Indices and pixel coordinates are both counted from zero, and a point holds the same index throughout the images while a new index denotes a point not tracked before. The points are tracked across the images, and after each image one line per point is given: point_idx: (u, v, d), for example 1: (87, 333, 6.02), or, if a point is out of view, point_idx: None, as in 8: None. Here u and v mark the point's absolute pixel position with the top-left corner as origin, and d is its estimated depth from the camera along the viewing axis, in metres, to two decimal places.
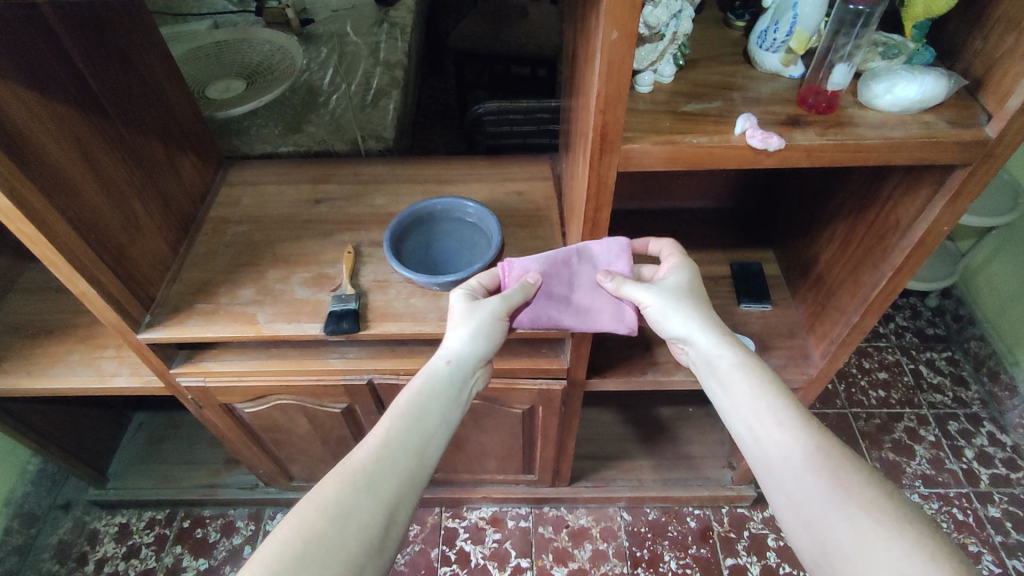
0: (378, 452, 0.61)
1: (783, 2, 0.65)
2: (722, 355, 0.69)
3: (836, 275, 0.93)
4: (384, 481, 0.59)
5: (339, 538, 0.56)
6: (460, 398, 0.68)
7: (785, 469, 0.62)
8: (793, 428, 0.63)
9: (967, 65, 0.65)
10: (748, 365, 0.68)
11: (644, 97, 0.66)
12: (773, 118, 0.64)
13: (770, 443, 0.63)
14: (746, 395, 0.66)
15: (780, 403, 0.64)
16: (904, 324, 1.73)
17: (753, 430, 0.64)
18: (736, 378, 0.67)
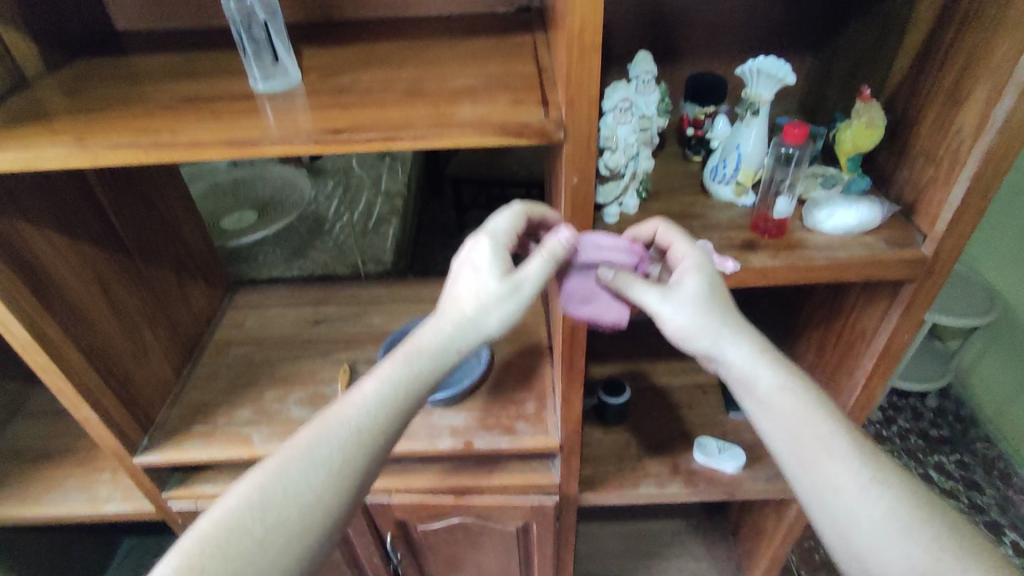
0: (344, 416, 0.60)
1: (728, 144, 0.74)
2: (775, 396, 0.62)
3: (817, 382, 0.96)
4: (346, 453, 0.60)
5: (292, 448, 0.60)
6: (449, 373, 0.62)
7: (847, 535, 0.60)
8: (866, 483, 0.60)
9: (899, 192, 0.72)
10: (806, 410, 0.62)
11: (611, 226, 0.74)
12: (729, 242, 0.70)
13: (824, 492, 0.61)
14: (806, 445, 0.61)
15: (845, 454, 0.61)
16: (907, 425, 1.66)
17: (816, 483, 0.61)
18: (796, 418, 0.62)
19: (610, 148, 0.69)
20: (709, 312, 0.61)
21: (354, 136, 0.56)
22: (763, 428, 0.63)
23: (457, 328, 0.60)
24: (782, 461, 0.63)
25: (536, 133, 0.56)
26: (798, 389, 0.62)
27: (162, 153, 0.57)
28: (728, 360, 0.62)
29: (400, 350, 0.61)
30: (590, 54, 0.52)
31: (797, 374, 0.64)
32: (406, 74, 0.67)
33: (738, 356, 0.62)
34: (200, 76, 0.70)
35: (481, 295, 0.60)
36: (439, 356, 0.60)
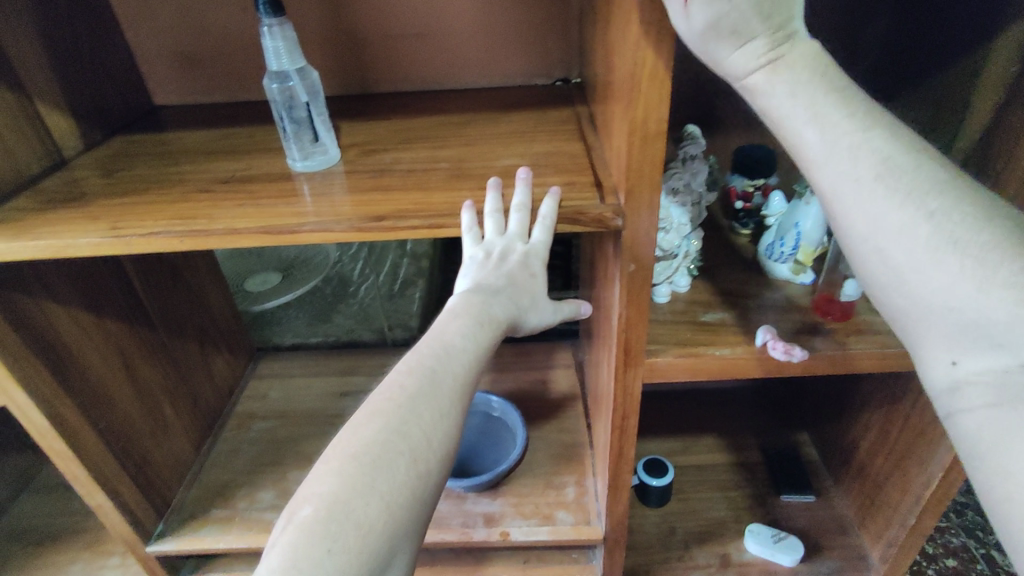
0: (447, 342, 0.52)
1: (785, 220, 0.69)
2: (878, 207, 0.41)
3: (880, 466, 0.88)
4: (443, 382, 0.50)
5: (397, 417, 0.48)
6: (477, 297, 0.55)
7: (987, 339, 0.39)
8: (960, 256, 0.39)
9: None
10: (960, 233, 0.39)
11: (662, 307, 0.70)
12: (792, 326, 0.65)
13: (979, 344, 0.39)
14: (925, 274, 0.40)
15: (968, 235, 0.39)
16: None
17: (923, 265, 0.40)
18: (889, 224, 0.41)
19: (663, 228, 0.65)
20: (827, 87, 0.43)
21: (397, 222, 0.53)
22: (897, 256, 0.41)
23: (495, 294, 0.55)
24: (876, 272, 0.43)
25: (593, 219, 0.53)
26: (890, 136, 0.42)
27: (195, 241, 0.55)
28: (828, 139, 0.42)
29: (455, 341, 0.52)
30: (653, 140, 0.49)
31: (888, 135, 0.42)
32: (447, 153, 0.65)
33: (835, 138, 0.42)
34: (237, 154, 0.69)
35: (521, 311, 0.57)
36: (474, 325, 0.53)
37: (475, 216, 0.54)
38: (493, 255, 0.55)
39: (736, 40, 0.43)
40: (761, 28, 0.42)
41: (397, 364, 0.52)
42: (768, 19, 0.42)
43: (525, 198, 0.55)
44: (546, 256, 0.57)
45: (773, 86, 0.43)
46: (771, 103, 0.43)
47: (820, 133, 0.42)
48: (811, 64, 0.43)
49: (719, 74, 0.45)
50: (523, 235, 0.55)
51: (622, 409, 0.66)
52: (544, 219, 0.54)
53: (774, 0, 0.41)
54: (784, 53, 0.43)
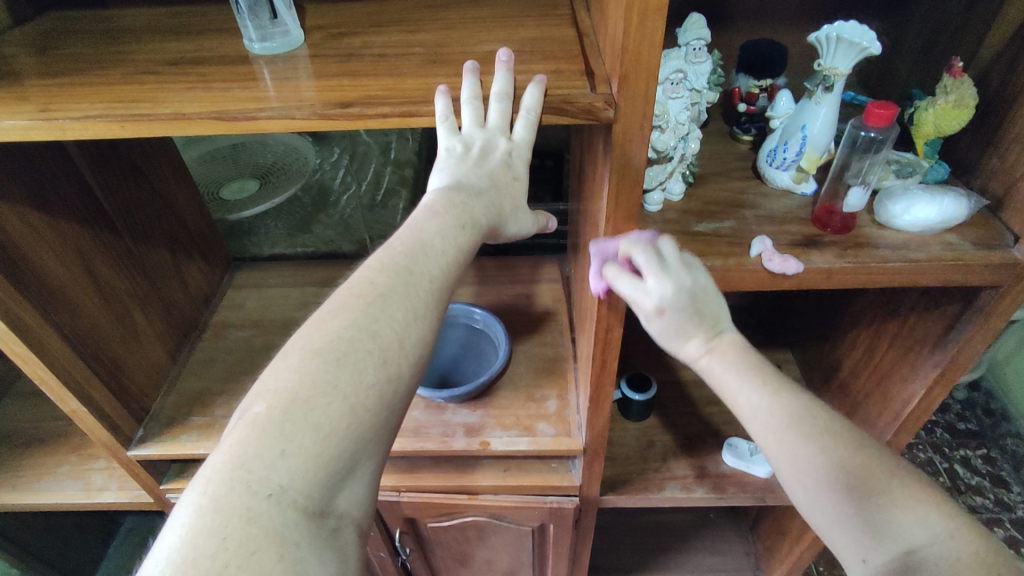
0: (423, 239, 0.48)
1: (791, 124, 0.64)
2: (771, 417, 0.56)
3: (862, 384, 0.88)
4: (417, 281, 0.47)
5: (365, 315, 0.45)
6: (454, 197, 0.50)
7: (870, 537, 0.51)
8: (817, 443, 0.54)
9: (985, 184, 0.64)
10: (817, 428, 0.55)
11: (653, 216, 0.65)
12: (789, 238, 0.62)
13: (871, 542, 0.50)
14: (829, 478, 0.53)
15: (851, 450, 0.53)
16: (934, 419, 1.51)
17: (791, 462, 0.54)
18: (779, 426, 0.55)
19: (659, 126, 0.60)
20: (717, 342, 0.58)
21: (364, 110, 0.48)
22: (770, 448, 0.56)
23: (476, 193, 0.51)
24: (807, 498, 0.54)
25: (581, 109, 0.47)
26: (798, 394, 0.57)
27: (139, 126, 0.49)
28: (726, 363, 0.58)
29: (429, 244, 0.48)
30: (653, 15, 0.43)
31: (792, 388, 0.57)
32: (424, 36, 0.58)
33: (736, 379, 0.57)
34: (187, 35, 0.61)
35: (503, 215, 0.52)
36: (451, 225, 0.49)
37: (449, 102, 0.48)
38: (472, 150, 0.50)
39: (681, 339, 0.57)
40: (696, 333, 0.57)
41: (368, 258, 0.49)
42: (701, 324, 0.57)
43: (506, 85, 0.49)
44: (530, 155, 0.52)
45: (710, 362, 0.58)
46: (712, 371, 0.58)
47: (749, 400, 0.56)
48: (737, 348, 0.58)
49: (676, 357, 0.60)
50: (504, 126, 0.50)
51: (605, 322, 0.63)
52: (529, 110, 0.48)
53: (704, 315, 0.56)
54: (716, 343, 0.58)
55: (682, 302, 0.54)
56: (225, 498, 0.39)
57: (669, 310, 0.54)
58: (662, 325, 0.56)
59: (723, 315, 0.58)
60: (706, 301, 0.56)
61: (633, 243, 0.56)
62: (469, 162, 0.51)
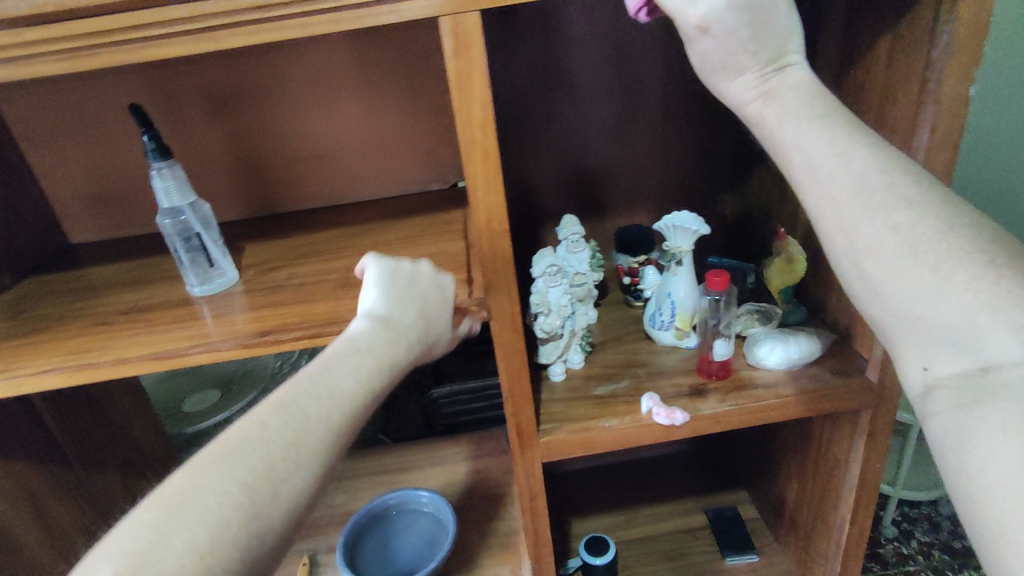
0: (337, 352, 0.52)
1: (660, 291, 0.75)
2: (857, 218, 0.47)
3: (806, 516, 0.90)
4: (327, 389, 0.50)
5: (264, 418, 0.47)
6: (354, 341, 0.53)
7: (956, 345, 0.44)
8: (921, 262, 0.44)
9: (834, 320, 0.74)
10: (923, 245, 0.45)
11: (558, 384, 0.73)
12: (677, 390, 0.69)
13: (947, 348, 0.44)
14: (922, 300, 0.44)
15: (927, 243, 0.44)
16: (925, 540, 1.51)
17: (890, 271, 0.46)
18: (863, 233, 0.47)
19: (542, 311, 0.70)
20: (802, 84, 0.51)
21: (282, 336, 0.57)
22: (835, 225, 0.49)
23: (376, 335, 0.54)
24: (880, 311, 0.48)
25: (460, 314, 0.58)
26: (872, 150, 0.48)
27: (86, 373, 0.57)
28: (786, 119, 0.51)
29: (327, 387, 0.50)
30: (500, 238, 0.55)
31: (886, 158, 0.48)
32: (340, 264, 0.70)
33: (811, 141, 0.50)
34: (139, 285, 0.72)
35: (427, 337, 0.57)
36: (369, 346, 0.53)
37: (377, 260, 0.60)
38: (400, 284, 0.58)
39: (732, 75, 0.52)
40: (750, 62, 0.51)
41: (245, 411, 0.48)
42: (769, 46, 0.50)
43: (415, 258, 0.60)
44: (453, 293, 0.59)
45: (766, 114, 0.52)
46: (766, 121, 0.52)
47: (814, 174, 0.49)
48: (799, 90, 0.51)
49: (725, 103, 0.54)
50: (431, 274, 0.59)
51: (527, 492, 0.68)
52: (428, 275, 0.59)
53: (763, 43, 0.50)
54: (773, 84, 0.51)
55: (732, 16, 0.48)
56: None
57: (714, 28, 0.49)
58: (710, 50, 0.50)
59: (793, 36, 0.51)
60: (770, 17, 0.49)
61: None
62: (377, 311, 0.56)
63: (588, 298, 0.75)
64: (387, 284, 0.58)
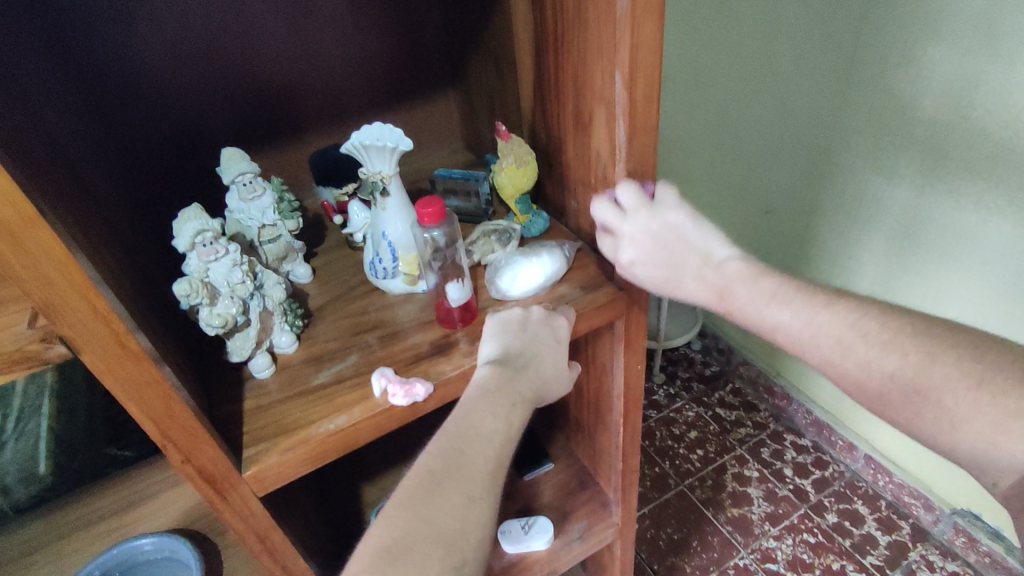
0: (471, 419, 0.50)
1: (374, 232, 0.60)
2: (858, 355, 0.47)
3: (585, 418, 0.89)
4: (469, 463, 0.48)
5: (428, 501, 0.45)
6: (489, 415, 0.50)
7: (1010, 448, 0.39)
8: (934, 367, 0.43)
9: (577, 223, 0.66)
10: (930, 367, 0.43)
11: (266, 384, 0.55)
12: (416, 352, 0.56)
13: (1004, 453, 0.40)
14: (940, 404, 0.43)
15: (939, 360, 0.43)
16: (687, 376, 1.73)
17: (914, 386, 0.44)
18: (867, 361, 0.46)
19: (204, 301, 0.48)
20: (738, 266, 0.53)
21: None
22: (835, 364, 0.48)
23: (505, 388, 0.51)
24: (926, 430, 0.44)
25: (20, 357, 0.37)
26: (841, 306, 0.49)
27: None
28: (740, 294, 0.52)
29: (459, 459, 0.48)
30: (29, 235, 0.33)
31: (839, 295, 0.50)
32: None
33: (765, 306, 0.51)
34: None
35: (544, 385, 0.56)
36: (495, 407, 0.50)
37: (505, 278, 0.59)
38: (515, 325, 0.55)
39: (686, 276, 0.54)
40: (688, 273, 0.54)
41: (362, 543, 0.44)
42: (694, 261, 0.54)
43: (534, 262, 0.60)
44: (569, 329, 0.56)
45: (729, 302, 0.53)
46: (737, 311, 0.53)
47: (791, 325, 0.50)
48: (755, 279, 0.52)
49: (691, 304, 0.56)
50: (541, 309, 0.57)
51: (248, 535, 0.51)
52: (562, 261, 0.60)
53: (698, 249, 0.54)
54: (735, 278, 0.53)
55: (656, 250, 0.54)
56: None
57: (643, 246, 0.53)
58: (651, 270, 0.54)
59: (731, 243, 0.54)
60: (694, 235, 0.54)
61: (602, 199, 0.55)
62: (507, 398, 0.51)
63: (290, 248, 0.64)
64: (509, 318, 0.56)
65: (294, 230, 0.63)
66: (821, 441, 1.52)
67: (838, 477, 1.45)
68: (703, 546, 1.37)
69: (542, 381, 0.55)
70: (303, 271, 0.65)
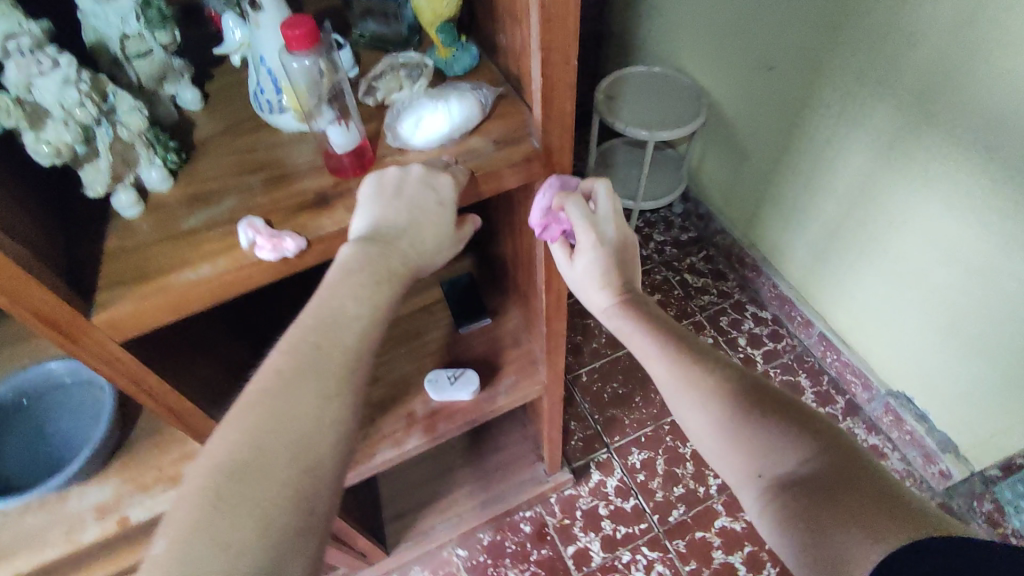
0: (336, 304, 0.48)
1: (253, 56, 0.51)
2: (699, 377, 0.58)
3: (521, 278, 0.86)
4: (333, 347, 0.48)
5: (287, 391, 0.46)
6: (354, 285, 0.49)
7: (780, 455, 0.52)
8: (745, 396, 0.55)
9: (506, 64, 0.56)
10: (751, 389, 0.56)
11: (134, 223, 0.50)
12: (298, 202, 0.50)
13: (773, 457, 0.52)
14: (743, 417, 0.54)
15: (755, 390, 0.56)
16: (661, 239, 1.68)
17: (733, 409, 0.55)
18: (701, 380, 0.58)
19: (28, 123, 0.42)
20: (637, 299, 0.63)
21: None
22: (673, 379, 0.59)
23: (372, 257, 0.49)
24: (726, 437, 0.55)
25: None
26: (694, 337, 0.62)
27: None
28: (622, 322, 0.62)
29: (321, 329, 0.48)
30: None
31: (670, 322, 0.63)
32: None
33: (629, 334, 0.62)
34: None
35: (429, 245, 0.52)
36: (362, 289, 0.49)
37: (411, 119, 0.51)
38: (390, 189, 0.50)
39: (603, 282, 0.63)
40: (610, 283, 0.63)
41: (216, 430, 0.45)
42: (620, 277, 0.63)
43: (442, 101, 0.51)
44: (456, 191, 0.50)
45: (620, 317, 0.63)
46: (617, 324, 0.63)
47: (643, 351, 0.61)
48: (647, 309, 0.62)
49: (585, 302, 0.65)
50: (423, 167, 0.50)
51: (119, 376, 0.50)
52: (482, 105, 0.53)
53: (626, 269, 0.63)
54: (630, 301, 0.63)
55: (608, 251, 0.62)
56: None
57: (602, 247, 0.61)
58: (589, 266, 0.62)
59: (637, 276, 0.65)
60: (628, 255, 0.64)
61: (590, 185, 0.62)
62: (376, 266, 0.49)
63: (173, 70, 0.55)
64: (388, 176, 0.50)
65: (174, 48, 0.54)
66: (782, 314, 1.49)
67: (789, 349, 1.45)
68: (645, 402, 1.43)
69: (427, 240, 0.52)
70: (194, 96, 0.57)
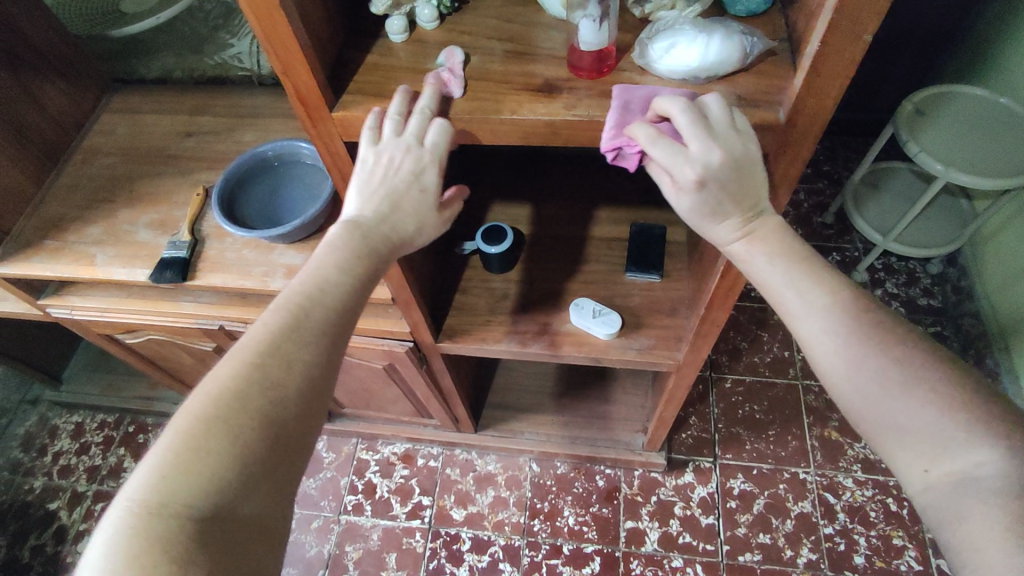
0: (323, 276, 0.51)
1: None
2: (853, 351, 0.48)
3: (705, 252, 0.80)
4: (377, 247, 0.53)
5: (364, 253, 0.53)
6: (340, 252, 0.52)
7: (940, 451, 0.45)
8: (913, 388, 0.46)
9: (795, 18, 0.50)
10: (908, 365, 0.47)
11: (396, 48, 0.56)
12: (527, 82, 0.52)
13: (927, 450, 0.46)
14: (902, 404, 0.46)
15: (912, 367, 0.47)
16: (893, 291, 1.36)
17: (880, 399, 0.47)
18: (851, 356, 0.48)
19: None
20: (761, 228, 0.50)
21: None
22: (817, 346, 0.50)
23: (363, 229, 0.53)
24: (881, 422, 0.48)
25: None
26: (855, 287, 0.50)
27: None
28: (745, 250, 0.51)
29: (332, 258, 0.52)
30: None
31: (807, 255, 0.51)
32: None
33: (767, 271, 0.51)
34: None
35: (419, 219, 0.55)
36: (351, 263, 0.52)
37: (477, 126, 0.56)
38: (378, 174, 0.53)
39: (718, 219, 0.50)
40: (732, 213, 0.50)
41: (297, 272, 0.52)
42: (740, 206, 0.49)
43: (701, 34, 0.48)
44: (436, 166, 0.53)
45: (751, 252, 0.51)
46: (749, 258, 0.51)
47: (794, 300, 0.51)
48: (778, 238, 0.51)
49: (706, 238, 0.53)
50: (405, 151, 0.51)
51: (335, 169, 0.59)
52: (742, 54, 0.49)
53: (743, 198, 0.49)
54: (756, 228, 0.51)
55: (717, 180, 0.47)
56: (175, 462, 0.43)
57: (706, 184, 0.47)
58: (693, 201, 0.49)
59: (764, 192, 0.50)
60: (748, 177, 0.48)
61: (664, 105, 0.47)
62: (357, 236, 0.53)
63: None
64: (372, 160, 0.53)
65: None
66: None
67: None
68: (777, 440, 1.31)
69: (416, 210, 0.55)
70: None
